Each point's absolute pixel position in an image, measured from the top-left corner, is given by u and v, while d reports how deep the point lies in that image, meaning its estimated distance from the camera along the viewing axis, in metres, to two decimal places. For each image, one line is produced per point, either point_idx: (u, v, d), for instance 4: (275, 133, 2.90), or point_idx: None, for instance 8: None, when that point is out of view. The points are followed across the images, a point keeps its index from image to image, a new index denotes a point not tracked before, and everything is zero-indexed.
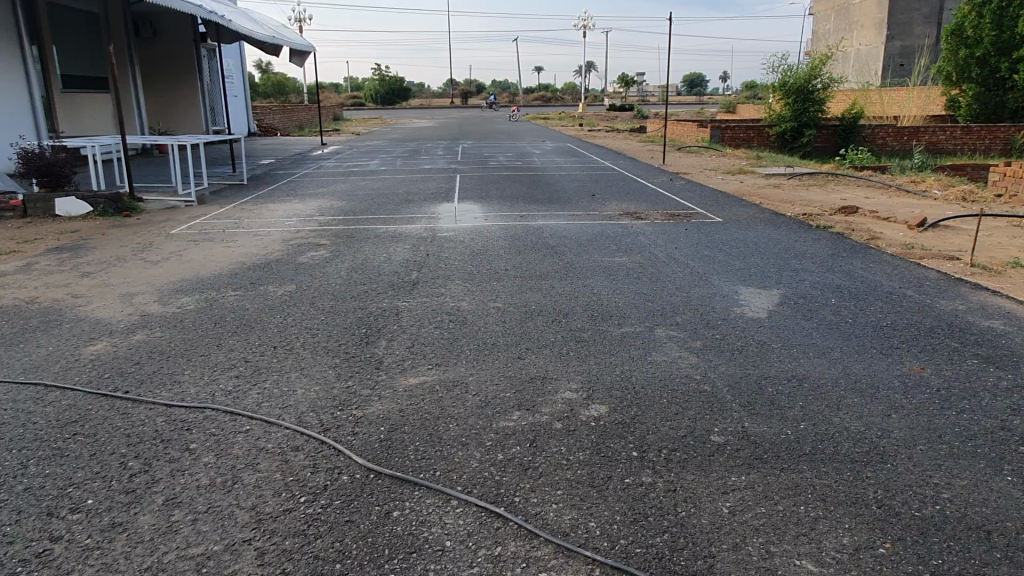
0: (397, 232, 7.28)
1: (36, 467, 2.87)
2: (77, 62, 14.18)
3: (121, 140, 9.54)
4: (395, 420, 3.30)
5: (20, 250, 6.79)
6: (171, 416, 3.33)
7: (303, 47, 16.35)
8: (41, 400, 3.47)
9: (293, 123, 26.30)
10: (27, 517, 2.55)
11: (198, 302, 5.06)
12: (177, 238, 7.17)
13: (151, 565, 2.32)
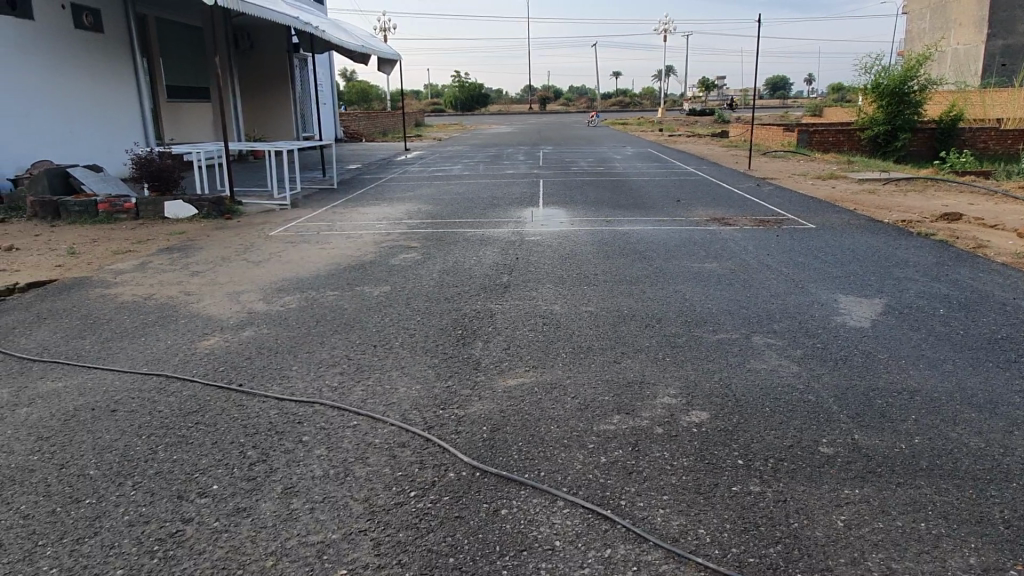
0: (486, 236, 7.39)
1: (164, 452, 3.06)
2: (182, 75, 15.01)
3: (223, 148, 10.02)
4: (497, 420, 3.35)
5: (134, 251, 7.22)
6: (283, 409, 3.48)
7: (390, 55, 16.77)
8: (163, 390, 3.69)
9: (377, 129, 27.03)
10: (160, 499, 2.71)
11: (300, 301, 5.26)
12: (276, 240, 7.48)
13: (275, 549, 2.43)
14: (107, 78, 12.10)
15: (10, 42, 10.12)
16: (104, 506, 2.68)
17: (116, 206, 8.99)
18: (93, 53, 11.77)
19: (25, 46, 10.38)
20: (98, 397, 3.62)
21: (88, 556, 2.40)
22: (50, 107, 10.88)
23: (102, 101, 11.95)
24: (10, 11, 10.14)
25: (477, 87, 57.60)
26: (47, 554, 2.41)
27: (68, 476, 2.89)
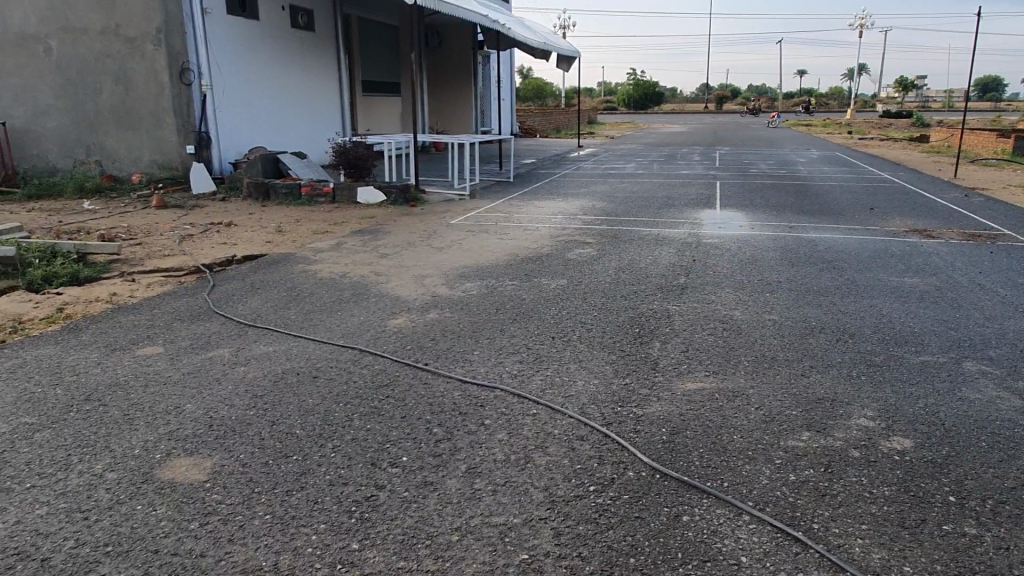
0: (661, 236, 7.24)
1: (359, 421, 3.34)
2: (377, 70, 16.05)
3: (411, 139, 10.56)
4: (677, 423, 3.27)
5: (331, 232, 7.83)
6: (466, 391, 3.63)
7: (570, 51, 16.87)
8: (358, 362, 4.06)
9: (551, 125, 27.36)
10: (357, 464, 2.96)
11: (480, 288, 5.44)
12: (457, 228, 7.79)
13: (461, 525, 2.54)
14: (314, 73, 13.18)
15: (239, 39, 11.37)
16: (308, 464, 2.97)
17: (316, 189, 9.78)
18: (306, 50, 12.90)
19: (250, 43, 11.59)
20: (303, 363, 4.11)
21: (295, 507, 2.67)
22: (267, 99, 12.08)
23: (310, 94, 13.09)
24: (240, 11, 11.38)
25: (651, 84, 56.76)
26: (262, 501, 2.72)
27: (278, 433, 3.27)
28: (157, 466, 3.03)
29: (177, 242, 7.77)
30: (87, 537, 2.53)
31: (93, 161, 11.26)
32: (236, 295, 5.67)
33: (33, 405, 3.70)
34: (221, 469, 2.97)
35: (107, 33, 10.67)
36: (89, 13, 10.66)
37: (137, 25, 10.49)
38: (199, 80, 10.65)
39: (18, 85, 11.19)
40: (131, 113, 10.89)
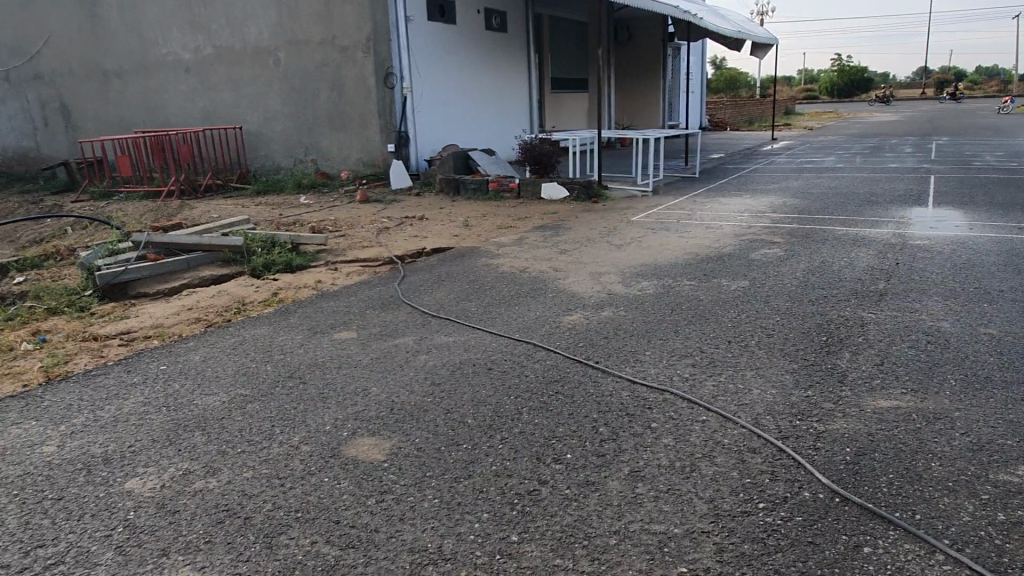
0: (860, 236, 6.67)
1: (527, 415, 3.42)
2: (566, 67, 16.23)
3: (596, 135, 10.57)
4: (864, 444, 3.00)
5: (514, 228, 8.07)
6: (635, 392, 3.58)
7: (767, 39, 15.98)
8: (531, 357, 4.15)
9: (743, 117, 26.16)
10: (522, 457, 3.03)
11: (657, 287, 5.33)
12: (637, 225, 7.69)
13: (619, 529, 2.52)
14: (505, 72, 13.60)
15: (438, 43, 12.00)
16: (477, 453, 3.10)
17: (503, 185, 10.13)
18: (498, 50, 13.34)
19: (447, 46, 12.21)
20: (480, 354, 4.28)
21: (462, 494, 2.80)
22: (461, 99, 12.66)
23: (500, 93, 13.53)
24: (439, 17, 12.01)
25: (860, 70, 52.29)
26: (432, 485, 2.88)
27: (451, 421, 3.43)
28: (344, 442, 3.30)
29: (376, 234, 8.40)
30: (282, 502, 2.82)
31: (310, 160, 12.49)
32: (422, 286, 6.02)
33: (249, 379, 4.18)
34: (399, 451, 3.18)
35: (323, 43, 11.74)
36: (310, 26, 11.77)
37: (350, 34, 11.46)
38: (401, 83, 11.39)
39: (252, 93, 12.67)
40: (342, 116, 11.94)
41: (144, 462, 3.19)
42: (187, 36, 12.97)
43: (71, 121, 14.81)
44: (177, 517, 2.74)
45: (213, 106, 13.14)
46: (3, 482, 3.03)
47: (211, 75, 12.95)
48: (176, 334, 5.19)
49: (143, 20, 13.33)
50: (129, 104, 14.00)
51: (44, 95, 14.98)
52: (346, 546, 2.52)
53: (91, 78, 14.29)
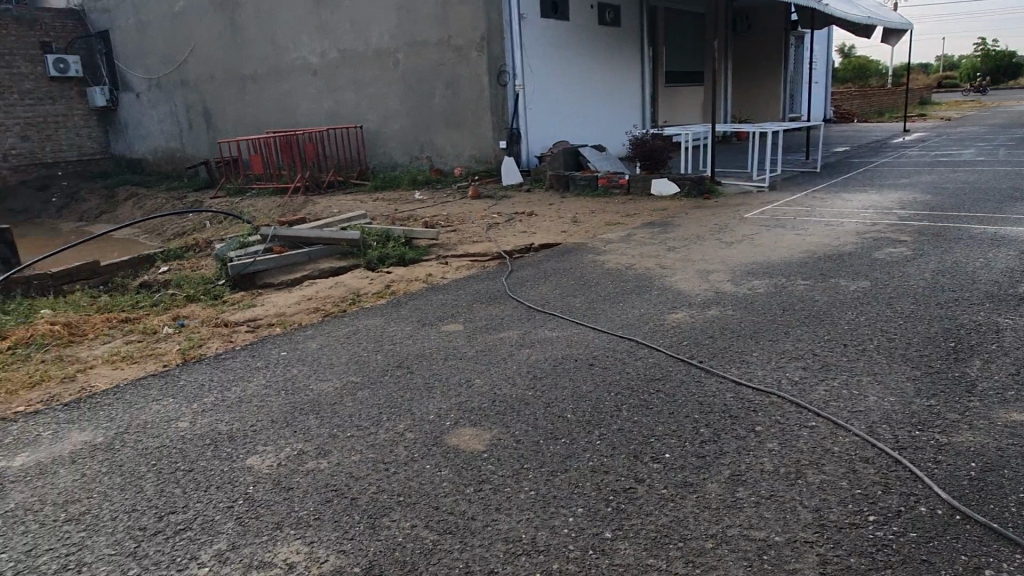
0: (999, 235, 6.15)
1: (627, 412, 3.40)
2: (682, 61, 15.88)
3: (710, 129, 10.28)
4: (992, 459, 2.77)
5: (622, 224, 8.00)
6: (739, 394, 3.48)
7: (902, 25, 14.97)
8: (633, 354, 4.12)
9: (873, 108, 24.64)
10: (620, 455, 3.02)
11: (769, 287, 5.14)
12: (751, 222, 7.43)
13: (716, 533, 2.46)
14: (618, 67, 13.46)
15: (550, 40, 12.04)
16: (574, 449, 3.11)
17: (612, 181, 10.08)
18: (610, 45, 13.22)
19: (560, 42, 12.22)
20: (581, 350, 4.28)
21: (557, 488, 2.83)
22: (572, 94, 12.65)
23: (612, 88, 13.42)
24: (553, 14, 12.05)
25: (1009, 54, 48.00)
26: (529, 477, 2.92)
27: (550, 415, 3.46)
28: (446, 432, 3.41)
29: (485, 229, 8.55)
30: (386, 486, 2.95)
31: (425, 157, 12.86)
32: (528, 281, 6.08)
33: (360, 366, 4.39)
34: (498, 442, 3.24)
35: (440, 43, 12.06)
36: (427, 27, 12.12)
37: (465, 34, 11.71)
38: (513, 81, 11.51)
39: (373, 94, 13.20)
40: (456, 114, 12.22)
41: (264, 441, 3.42)
42: (314, 41, 13.68)
43: (211, 123, 15.97)
44: (290, 495, 2.92)
45: (337, 106, 13.80)
46: (144, 452, 3.33)
47: (335, 77, 13.60)
48: (297, 322, 5.51)
49: (276, 27, 14.17)
50: (262, 106, 14.95)
51: (189, 100, 16.24)
52: (443, 531, 2.61)
53: (229, 82, 15.35)
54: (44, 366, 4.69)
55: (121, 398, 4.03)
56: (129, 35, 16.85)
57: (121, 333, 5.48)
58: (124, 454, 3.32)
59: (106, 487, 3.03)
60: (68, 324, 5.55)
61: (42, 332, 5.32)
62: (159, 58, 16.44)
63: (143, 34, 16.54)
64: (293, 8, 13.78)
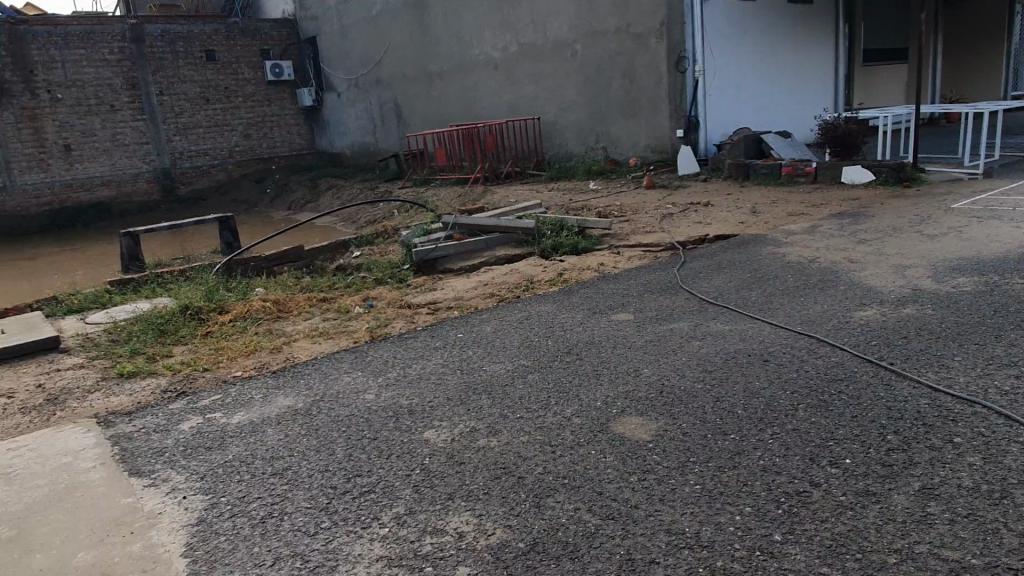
0: None
1: (803, 412, 3.23)
2: (884, 37, 14.55)
3: (914, 111, 9.36)
4: None
5: (807, 214, 7.55)
6: (936, 401, 3.18)
7: None
8: (814, 352, 3.89)
9: None
10: (793, 456, 2.88)
11: (978, 285, 4.62)
12: (958, 213, 6.70)
13: (900, 548, 2.29)
14: (809, 47, 12.63)
15: (734, 22, 11.56)
16: (745, 446, 3.01)
17: (798, 169, 9.48)
18: (800, 23, 12.43)
19: (745, 24, 11.69)
20: (756, 345, 4.12)
21: (725, 484, 2.76)
22: (757, 78, 12.07)
23: (801, 70, 12.62)
24: None
25: None
26: (695, 471, 2.87)
27: (720, 410, 3.37)
28: (613, 419, 3.43)
29: (659, 220, 8.42)
30: (552, 467, 3.03)
31: (601, 147, 12.86)
32: (702, 273, 5.92)
33: (531, 351, 4.52)
34: (665, 434, 3.22)
35: (619, 32, 11.96)
36: (606, 16, 12.07)
37: (645, 21, 11.54)
38: (693, 66, 11.21)
39: (551, 85, 13.40)
40: (633, 103, 12.10)
41: (440, 416, 3.63)
42: (497, 36, 14.12)
43: (402, 119, 17.03)
44: (462, 468, 3.08)
45: (517, 99, 14.17)
46: (337, 418, 3.67)
47: (516, 70, 13.96)
48: (473, 306, 5.78)
49: (462, 24, 14.80)
50: (448, 101, 15.69)
51: (382, 97, 17.41)
52: (606, 517, 2.64)
53: (418, 79, 16.27)
54: (257, 337, 5.30)
55: (319, 369, 4.46)
56: (333, 39, 18.35)
57: (319, 311, 6.05)
58: (321, 419, 3.68)
59: (305, 447, 3.38)
60: (276, 301, 6.22)
61: (255, 307, 6.00)
62: (358, 59, 17.76)
63: (344, 38, 17.94)
64: (477, 5, 14.31)
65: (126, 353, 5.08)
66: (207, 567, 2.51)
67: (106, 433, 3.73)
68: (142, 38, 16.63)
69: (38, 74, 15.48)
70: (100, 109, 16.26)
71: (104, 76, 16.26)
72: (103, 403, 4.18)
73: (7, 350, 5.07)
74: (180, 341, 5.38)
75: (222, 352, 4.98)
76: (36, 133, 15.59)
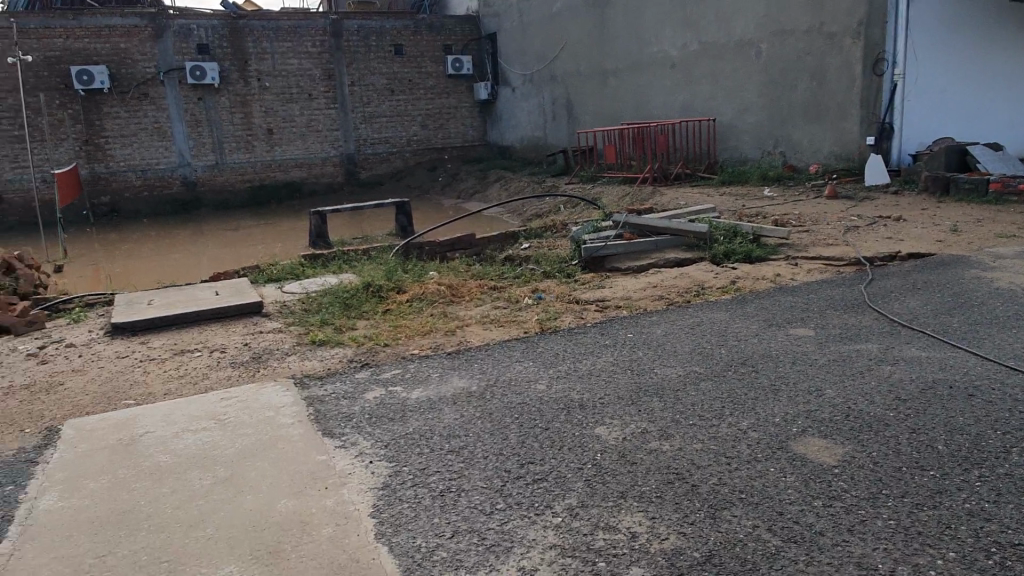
0: None
1: (1018, 457, 2.92)
2: None
3: None
4: None
5: (1019, 237, 6.82)
6: None
7: None
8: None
9: None
10: (1007, 504, 2.61)
11: None
12: None
13: None
14: None
15: (945, 21, 10.58)
16: (947, 485, 2.77)
17: (1009, 186, 8.60)
18: None
19: (957, 25, 10.68)
20: (959, 377, 3.77)
21: (923, 523, 2.55)
22: (966, 83, 10.98)
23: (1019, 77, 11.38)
24: None
25: None
26: (888, 504, 2.68)
27: (917, 442, 3.12)
28: (793, 438, 3.27)
29: (843, 232, 7.91)
30: (728, 480, 2.94)
31: (779, 152, 12.25)
32: (894, 292, 5.49)
33: (704, 358, 4.41)
34: (852, 461, 3.02)
35: (811, 32, 11.30)
36: (798, 14, 11.45)
37: (842, 20, 10.81)
38: (892, 69, 10.38)
39: (731, 86, 12.91)
40: (820, 107, 11.40)
41: (610, 414, 3.63)
42: (678, 33, 13.81)
43: (573, 115, 17.14)
44: (635, 468, 3.07)
45: (692, 98, 13.80)
46: (510, 405, 3.78)
47: (695, 69, 13.58)
48: (642, 307, 5.73)
49: (642, 21, 14.61)
50: (621, 99, 15.57)
51: (555, 93, 17.59)
52: (788, 539, 2.53)
53: (593, 77, 16.28)
54: (433, 318, 5.56)
55: (493, 355, 4.61)
56: (512, 35, 18.77)
57: (490, 299, 6.25)
58: (495, 404, 3.80)
59: (480, 429, 3.50)
60: (451, 285, 6.49)
61: (432, 290, 6.29)
62: (534, 56, 18.07)
63: (523, 34, 18.30)
64: (660, 2, 14.07)
65: (317, 322, 5.52)
66: (393, 530, 2.68)
67: (301, 394, 4.07)
68: (341, 33, 17.93)
69: (251, 64, 17.14)
70: (300, 98, 17.73)
71: (305, 67, 17.70)
72: (299, 366, 4.58)
73: (222, 309, 5.69)
74: (363, 316, 5.77)
75: (402, 330, 5.27)
76: (245, 117, 17.27)
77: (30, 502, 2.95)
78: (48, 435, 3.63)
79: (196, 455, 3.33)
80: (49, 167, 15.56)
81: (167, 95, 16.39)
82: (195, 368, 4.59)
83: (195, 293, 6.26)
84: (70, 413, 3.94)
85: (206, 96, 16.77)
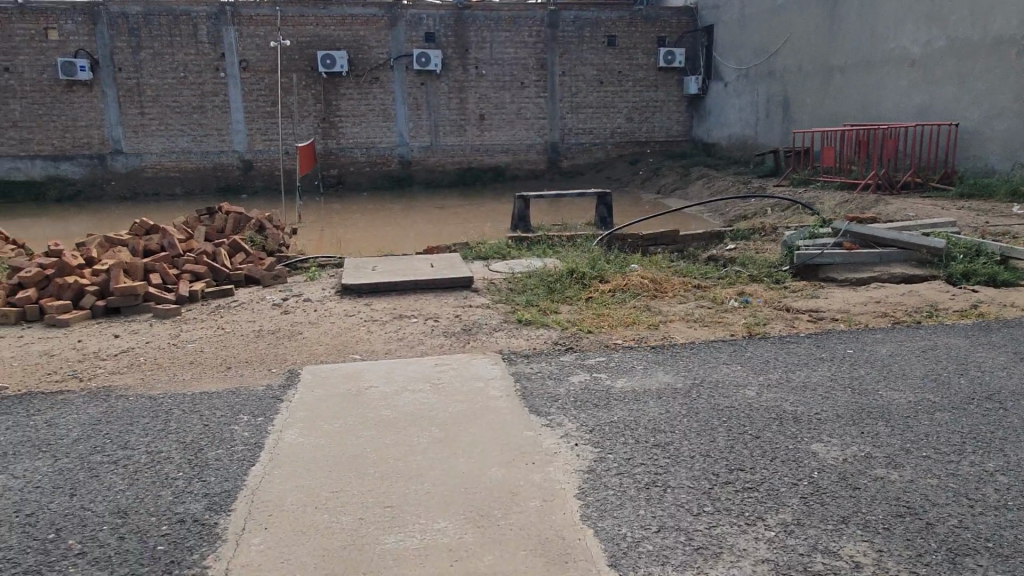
0: None
1: None
2: None
3: None
4: None
5: None
6: None
7: None
8: None
9: None
10: None
11: None
12: None
13: None
14: None
15: None
16: None
17: None
18: None
19: None
20: None
21: None
22: None
23: None
24: None
25: None
26: None
27: None
28: None
29: None
30: (971, 525, 2.63)
31: None
32: None
33: (939, 386, 3.97)
34: None
35: None
36: None
37: None
38: None
39: (981, 88, 11.48)
40: None
41: (829, 432, 3.39)
42: (921, 28, 12.50)
43: (788, 113, 16.15)
44: (857, 493, 2.84)
45: (931, 101, 12.44)
46: (718, 407, 3.65)
47: (937, 68, 12.22)
48: (864, 322, 5.29)
49: (880, 15, 13.39)
50: (846, 98, 14.42)
51: (772, 90, 16.65)
52: None
53: (816, 73, 15.22)
54: (637, 311, 5.51)
55: (698, 355, 4.47)
56: (729, 29, 18.02)
57: (695, 297, 6.08)
58: (702, 404, 3.69)
59: (687, 428, 3.41)
60: (655, 280, 6.39)
61: (637, 283, 6.23)
62: (752, 50, 17.23)
63: (742, 28, 17.51)
64: None
65: (522, 302, 5.68)
66: (598, 514, 2.69)
67: (508, 369, 4.23)
68: (557, 24, 18.27)
69: (470, 53, 17.97)
70: (512, 86, 18.32)
71: (519, 57, 18.23)
72: (506, 342, 4.75)
73: (435, 281, 6.03)
74: (566, 301, 5.85)
75: (605, 319, 5.27)
76: (460, 103, 18.16)
77: (277, 434, 3.32)
78: (290, 377, 4.08)
79: (415, 413, 3.56)
80: (292, 141, 17.39)
81: (394, 79, 17.67)
82: (412, 333, 4.92)
83: (412, 264, 6.69)
84: (308, 359, 4.40)
85: (428, 82, 17.85)
